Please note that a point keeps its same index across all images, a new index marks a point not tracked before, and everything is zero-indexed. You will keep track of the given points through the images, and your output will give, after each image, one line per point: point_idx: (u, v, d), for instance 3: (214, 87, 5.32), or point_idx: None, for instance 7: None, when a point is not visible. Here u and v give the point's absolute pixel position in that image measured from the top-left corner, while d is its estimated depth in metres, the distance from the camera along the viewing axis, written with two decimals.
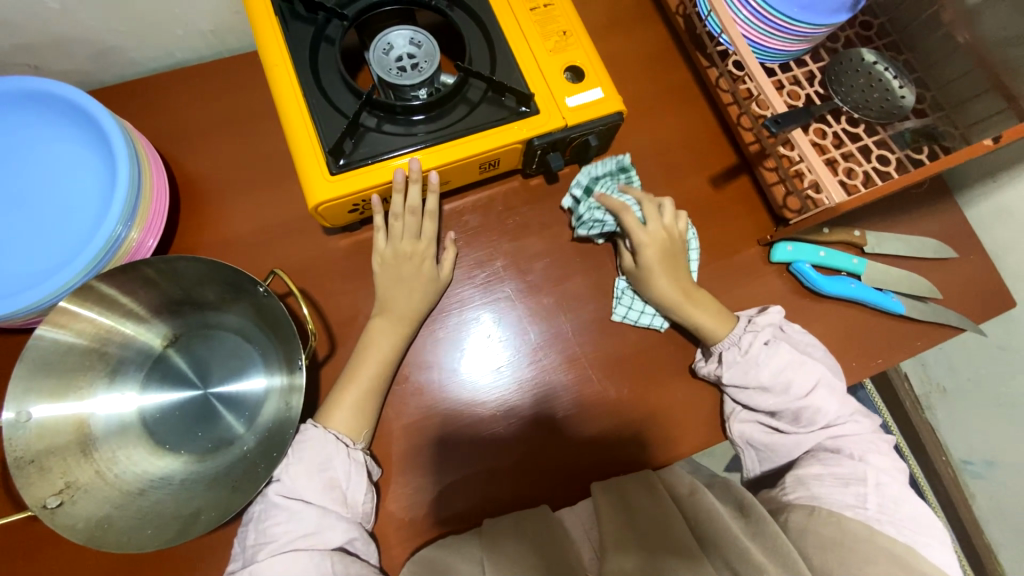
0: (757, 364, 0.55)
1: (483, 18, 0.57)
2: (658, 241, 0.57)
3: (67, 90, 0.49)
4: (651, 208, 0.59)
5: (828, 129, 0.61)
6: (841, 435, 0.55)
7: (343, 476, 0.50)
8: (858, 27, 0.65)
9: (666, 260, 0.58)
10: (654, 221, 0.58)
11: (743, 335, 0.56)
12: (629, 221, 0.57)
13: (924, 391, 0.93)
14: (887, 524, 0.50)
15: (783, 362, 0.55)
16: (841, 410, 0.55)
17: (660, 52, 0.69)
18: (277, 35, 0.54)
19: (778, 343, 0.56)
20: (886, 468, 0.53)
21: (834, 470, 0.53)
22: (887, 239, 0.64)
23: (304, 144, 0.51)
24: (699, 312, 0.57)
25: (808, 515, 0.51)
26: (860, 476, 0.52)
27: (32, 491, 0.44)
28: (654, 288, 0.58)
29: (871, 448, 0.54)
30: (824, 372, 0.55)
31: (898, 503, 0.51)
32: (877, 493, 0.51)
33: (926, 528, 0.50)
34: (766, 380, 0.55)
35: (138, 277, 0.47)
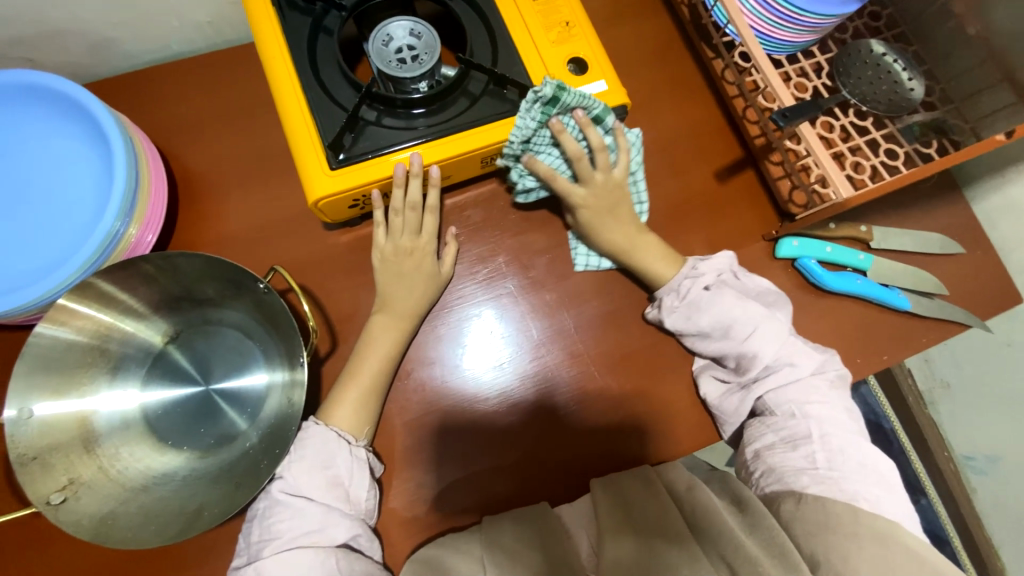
0: (697, 309, 0.56)
1: (484, 8, 0.56)
2: (594, 198, 0.58)
3: (63, 84, 0.48)
4: (584, 166, 0.55)
5: (836, 122, 0.60)
6: (782, 389, 0.54)
7: (346, 474, 0.50)
8: (866, 18, 0.64)
9: (605, 213, 0.58)
10: (590, 178, 0.56)
11: (684, 281, 0.57)
12: (562, 187, 0.57)
13: (927, 386, 0.92)
14: (841, 481, 0.50)
15: (724, 308, 0.55)
16: (780, 353, 0.54)
17: (664, 42, 0.67)
18: (274, 28, 0.53)
19: (720, 290, 0.56)
20: (833, 420, 0.53)
21: (782, 433, 0.53)
22: (894, 234, 0.63)
23: (303, 139, 0.51)
24: (646, 257, 0.59)
25: (797, 503, 0.49)
26: (805, 433, 0.52)
27: (35, 487, 0.44)
28: (602, 239, 0.59)
29: (812, 398, 0.53)
30: (765, 315, 0.55)
31: (850, 456, 0.51)
32: (825, 447, 0.51)
33: (880, 482, 0.50)
34: (706, 326, 0.56)
35: (137, 274, 0.47)
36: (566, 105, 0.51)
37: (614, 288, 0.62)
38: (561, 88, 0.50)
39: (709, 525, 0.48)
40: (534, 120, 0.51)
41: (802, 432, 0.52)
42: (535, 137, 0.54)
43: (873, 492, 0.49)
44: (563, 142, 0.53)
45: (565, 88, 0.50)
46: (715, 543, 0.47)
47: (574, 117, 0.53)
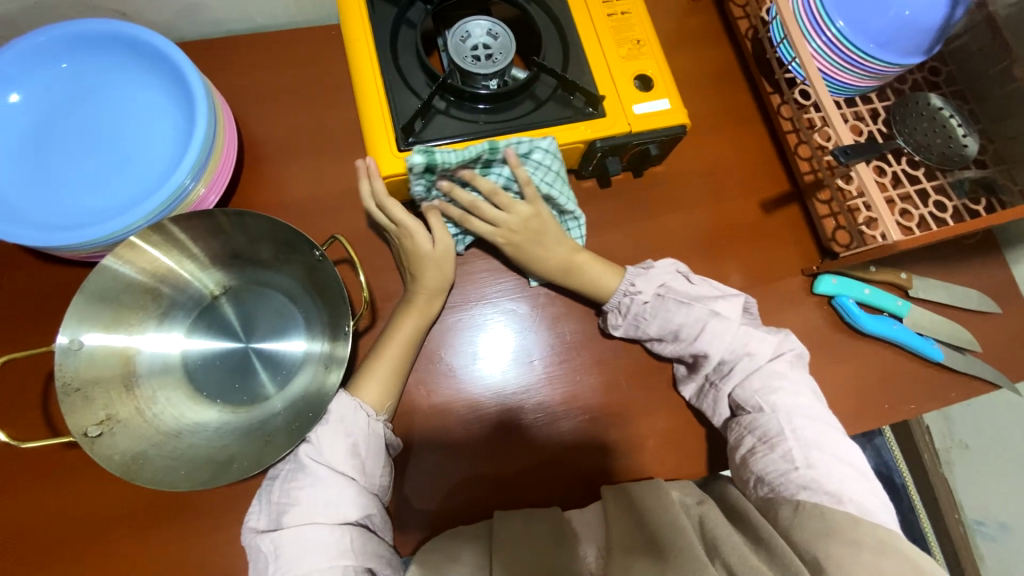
0: (644, 320, 0.57)
1: (561, 18, 0.58)
2: (514, 233, 0.56)
3: (157, 39, 0.51)
4: (488, 207, 0.54)
5: (889, 167, 0.61)
6: (744, 381, 0.54)
7: (371, 452, 0.51)
8: (926, 72, 0.65)
9: (529, 240, 0.57)
10: (505, 223, 0.55)
11: (624, 298, 0.57)
12: (477, 228, 0.56)
13: (944, 445, 0.91)
14: (826, 482, 0.49)
15: (667, 316, 0.56)
16: (732, 346, 0.55)
17: (724, 72, 0.69)
18: (361, 12, 0.55)
19: (662, 298, 0.57)
20: (799, 410, 0.52)
21: (759, 435, 0.52)
22: (933, 286, 0.64)
23: (376, 119, 0.53)
24: (586, 271, 0.58)
25: (794, 511, 0.48)
26: (778, 430, 0.51)
27: (76, 418, 0.46)
28: (535, 266, 0.59)
29: (775, 386, 0.53)
30: (707, 312, 0.55)
31: (824, 449, 0.51)
32: (799, 444, 0.51)
33: (856, 476, 0.50)
34: (655, 332, 0.57)
35: (208, 222, 0.49)
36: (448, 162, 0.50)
37: None
38: (428, 155, 0.48)
39: (713, 536, 0.48)
40: (422, 187, 0.52)
41: (778, 432, 0.51)
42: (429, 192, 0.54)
43: (855, 492, 0.49)
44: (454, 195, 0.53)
45: (434, 151, 0.49)
46: (718, 551, 0.47)
47: (455, 173, 0.52)
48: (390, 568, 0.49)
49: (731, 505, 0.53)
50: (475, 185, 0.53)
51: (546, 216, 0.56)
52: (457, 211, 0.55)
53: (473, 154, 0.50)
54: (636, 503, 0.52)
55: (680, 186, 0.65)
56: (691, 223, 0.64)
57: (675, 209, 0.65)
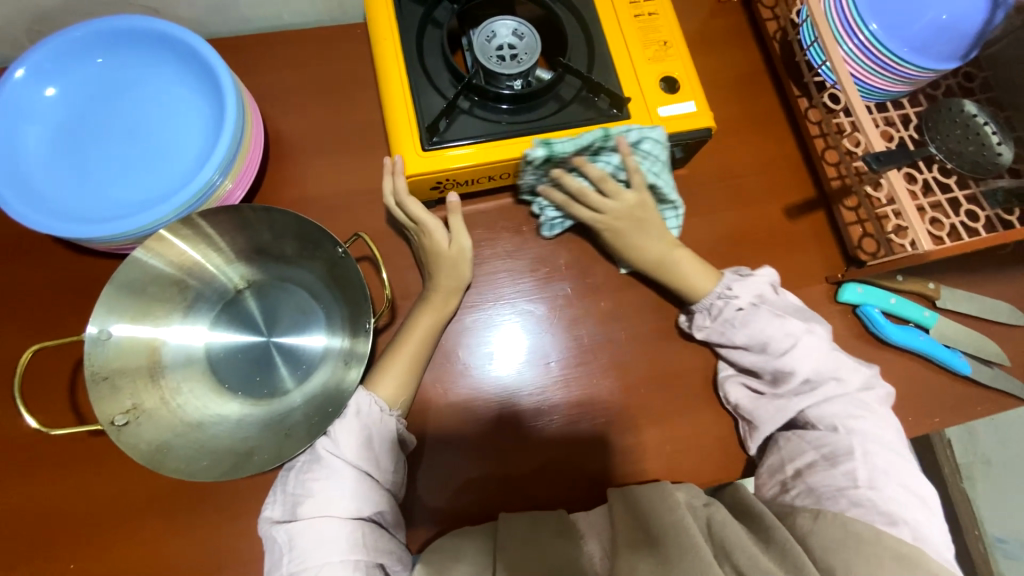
0: (733, 325, 0.56)
1: (587, 18, 0.58)
2: (619, 220, 0.56)
3: (189, 36, 0.51)
4: (596, 195, 0.55)
5: (919, 175, 0.60)
6: (825, 402, 0.53)
7: (384, 448, 0.50)
8: (960, 77, 0.64)
9: (632, 229, 0.57)
10: (604, 208, 0.56)
11: (717, 301, 0.56)
12: (580, 214, 0.58)
13: (965, 460, 0.88)
14: (881, 503, 0.48)
15: (759, 326, 0.55)
16: (820, 367, 0.53)
17: (751, 75, 0.68)
18: (388, 11, 0.56)
19: (757, 307, 0.55)
20: (874, 436, 0.51)
21: (824, 451, 0.51)
22: (962, 297, 0.62)
23: (401, 118, 0.53)
24: (683, 271, 0.57)
25: (814, 519, 0.48)
26: (846, 451, 0.50)
27: (103, 406, 0.47)
28: (627, 254, 0.59)
29: (857, 413, 0.52)
30: (805, 328, 0.54)
31: (892, 476, 0.49)
32: (865, 466, 0.50)
33: (920, 506, 0.48)
34: (742, 341, 0.56)
35: (235, 217, 0.50)
36: (566, 149, 0.53)
37: (670, 308, 0.62)
38: (547, 146, 0.52)
39: (721, 535, 0.48)
40: (532, 172, 0.56)
41: (845, 452, 0.50)
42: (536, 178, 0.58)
43: (912, 516, 0.48)
44: (561, 181, 0.55)
45: (551, 141, 0.52)
46: (726, 551, 0.47)
47: (568, 161, 0.54)
48: (401, 564, 0.49)
49: (739, 503, 0.52)
50: (584, 171, 0.54)
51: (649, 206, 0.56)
52: (561, 196, 0.58)
53: (583, 140, 0.53)
54: (640, 503, 0.51)
55: (702, 190, 0.65)
56: (713, 227, 0.64)
57: (697, 214, 0.64)
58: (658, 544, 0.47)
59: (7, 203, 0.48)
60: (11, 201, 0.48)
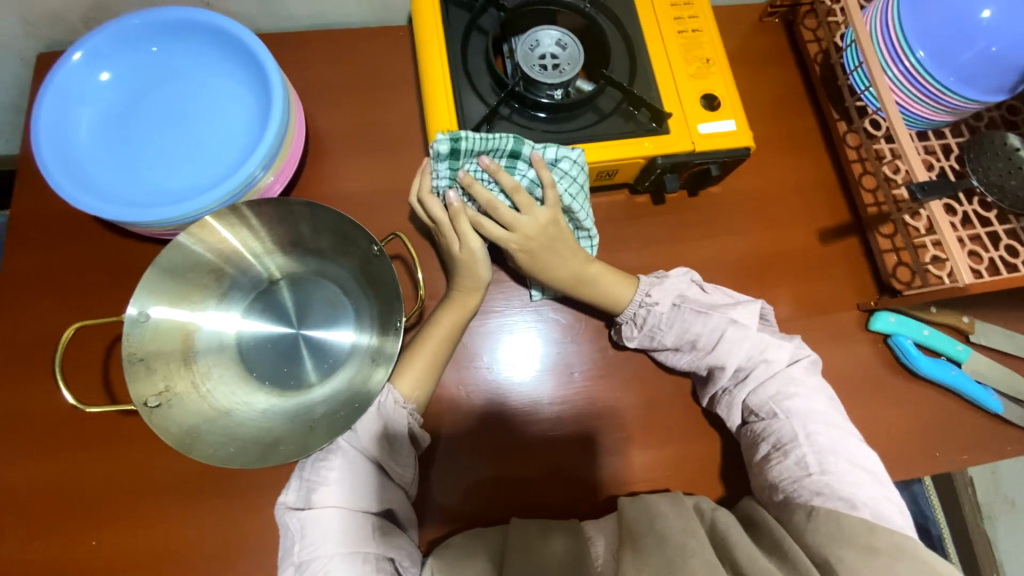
0: (657, 331, 0.56)
1: (631, 33, 0.58)
2: (530, 239, 0.54)
3: (242, 31, 0.53)
4: (507, 208, 0.52)
5: (960, 206, 0.59)
6: (759, 388, 0.53)
7: (402, 445, 0.51)
8: (1004, 110, 0.63)
9: (547, 248, 0.55)
10: (510, 224, 0.53)
11: (640, 310, 0.56)
12: (491, 230, 0.54)
13: (986, 497, 0.87)
14: (840, 486, 0.47)
15: (684, 325, 0.55)
16: (748, 354, 0.54)
17: (790, 96, 0.68)
18: (435, 15, 0.56)
19: (679, 309, 0.55)
20: (814, 415, 0.51)
21: (771, 441, 0.51)
22: (996, 333, 0.61)
23: (442, 120, 0.53)
24: (603, 276, 0.57)
25: (807, 517, 0.46)
26: (791, 437, 0.50)
27: (138, 387, 0.48)
28: (547, 276, 0.57)
29: (790, 393, 0.52)
30: (727, 319, 0.54)
31: (839, 454, 0.49)
32: (813, 449, 0.49)
33: (873, 480, 0.48)
34: (671, 342, 0.56)
35: (278, 209, 0.51)
36: (471, 150, 0.50)
37: None
38: (455, 139, 0.49)
39: (724, 537, 0.48)
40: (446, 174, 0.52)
41: (790, 438, 0.50)
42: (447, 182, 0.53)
43: (868, 494, 0.47)
44: (473, 189, 0.52)
45: (464, 134, 0.49)
46: (728, 553, 0.46)
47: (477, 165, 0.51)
48: (410, 560, 0.48)
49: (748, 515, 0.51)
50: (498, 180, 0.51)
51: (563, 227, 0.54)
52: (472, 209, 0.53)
53: (504, 142, 0.50)
54: (652, 509, 0.51)
55: (735, 208, 0.64)
56: (744, 247, 0.63)
57: (729, 232, 0.64)
58: (664, 543, 0.47)
59: (58, 183, 0.49)
60: (62, 181, 0.50)
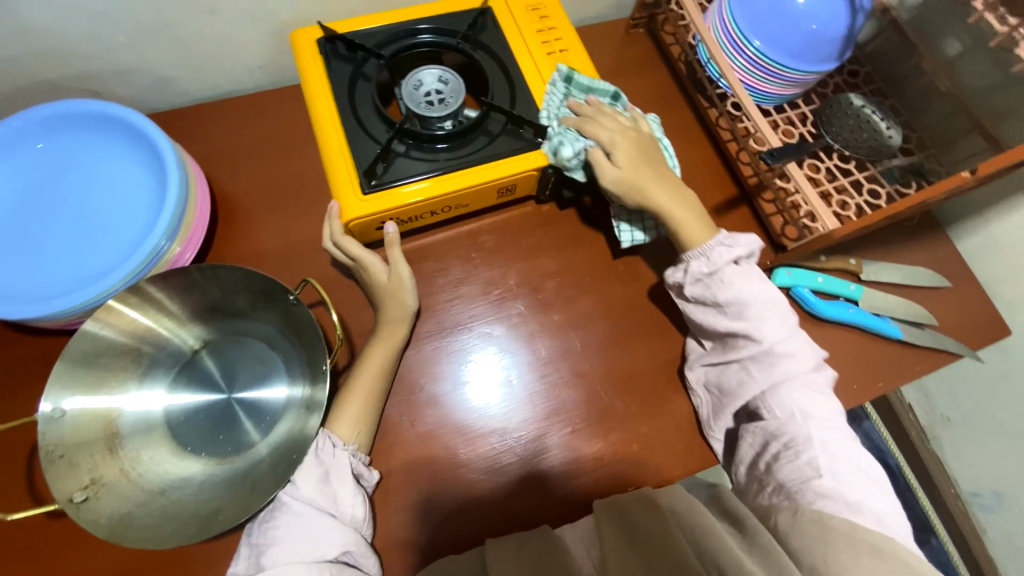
0: (721, 283, 0.55)
1: (504, 59, 0.63)
2: (626, 141, 0.59)
3: (131, 115, 0.54)
4: (608, 118, 0.60)
5: (821, 164, 0.66)
6: (784, 388, 0.54)
7: (341, 484, 0.50)
8: (846, 75, 0.72)
9: (640, 156, 0.58)
10: (610, 138, 0.58)
11: (719, 248, 0.56)
12: (592, 128, 0.58)
13: (928, 421, 0.94)
14: (844, 490, 0.49)
15: (744, 285, 0.55)
16: (790, 348, 0.54)
17: (665, 94, 0.75)
18: (319, 70, 0.59)
19: (747, 270, 0.56)
20: (828, 422, 0.52)
21: (784, 441, 0.52)
22: (883, 268, 0.67)
23: (339, 165, 0.56)
24: (682, 212, 0.58)
25: (793, 517, 0.49)
26: (805, 439, 0.51)
27: (60, 485, 0.46)
28: (637, 186, 0.57)
29: (811, 398, 0.53)
30: (780, 302, 0.55)
31: (850, 464, 0.51)
32: (825, 455, 0.51)
33: (876, 488, 0.50)
34: (726, 299, 0.55)
35: (184, 281, 0.51)
36: (580, 87, 0.62)
37: (619, 312, 0.66)
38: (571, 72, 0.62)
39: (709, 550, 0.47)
40: (559, 94, 0.62)
41: (807, 442, 0.51)
42: (557, 110, 0.61)
43: (870, 502, 0.49)
44: (583, 110, 0.61)
45: (575, 76, 0.61)
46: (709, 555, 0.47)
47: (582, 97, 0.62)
48: None
49: (730, 511, 0.53)
50: (580, 108, 0.61)
51: (660, 151, 0.61)
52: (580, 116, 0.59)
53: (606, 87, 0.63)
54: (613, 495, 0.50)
55: None
56: None
57: None
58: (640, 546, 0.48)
59: None
60: None
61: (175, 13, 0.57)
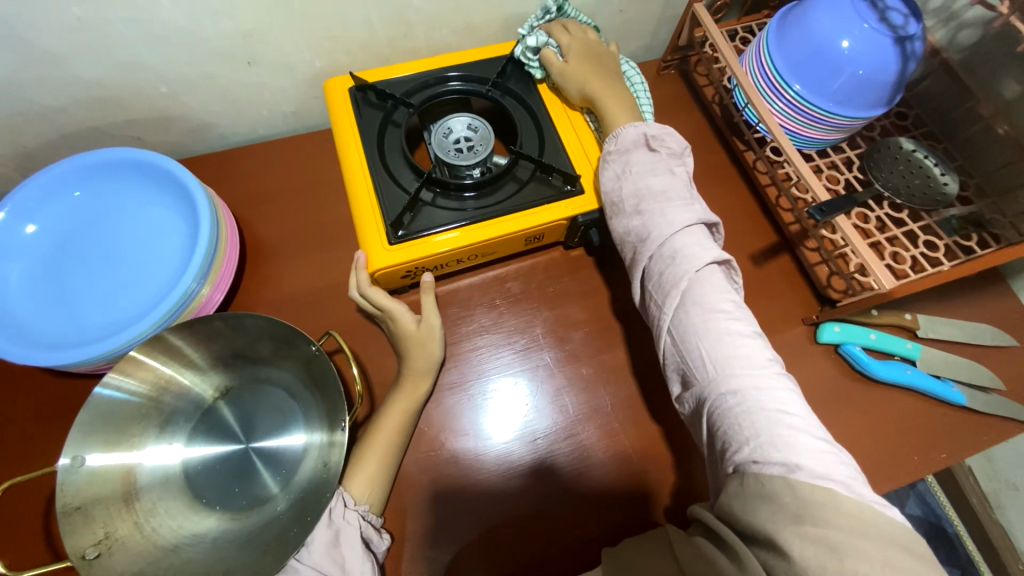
0: (622, 177, 0.52)
1: (532, 104, 0.62)
2: (578, 42, 0.61)
3: (166, 162, 0.55)
4: (577, 27, 0.63)
5: (871, 213, 0.62)
6: (694, 315, 0.46)
7: (348, 550, 0.46)
8: (893, 117, 0.68)
9: (590, 54, 0.61)
10: (569, 41, 0.61)
11: (616, 139, 0.54)
12: (553, 30, 0.62)
13: (992, 487, 0.88)
14: (774, 445, 0.40)
15: (642, 180, 0.51)
16: (694, 250, 0.47)
17: (698, 136, 0.73)
18: (349, 118, 0.60)
19: (648, 165, 0.52)
20: (739, 355, 0.44)
21: (706, 402, 0.45)
22: (942, 324, 0.62)
23: (366, 213, 0.55)
24: (619, 104, 0.58)
25: (740, 487, 0.40)
26: (721, 387, 0.43)
27: (74, 540, 0.45)
28: (580, 76, 0.59)
29: (721, 325, 0.45)
30: (684, 197, 0.50)
31: (773, 406, 0.41)
32: (745, 403, 0.42)
33: (806, 430, 0.41)
34: (627, 194, 0.51)
35: (208, 329, 0.51)
36: (567, 13, 0.64)
37: (651, 366, 0.62)
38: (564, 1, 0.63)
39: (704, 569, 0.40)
40: (543, 14, 0.64)
41: (723, 398, 0.43)
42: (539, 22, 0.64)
43: (805, 450, 0.40)
44: (558, 20, 0.64)
45: (567, 3, 0.64)
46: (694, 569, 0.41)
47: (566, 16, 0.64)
48: None
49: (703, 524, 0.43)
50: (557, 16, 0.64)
51: (616, 64, 0.62)
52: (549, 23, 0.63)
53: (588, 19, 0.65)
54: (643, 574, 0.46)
55: None
56: None
57: None
58: None
59: None
60: None
61: (214, 65, 0.58)
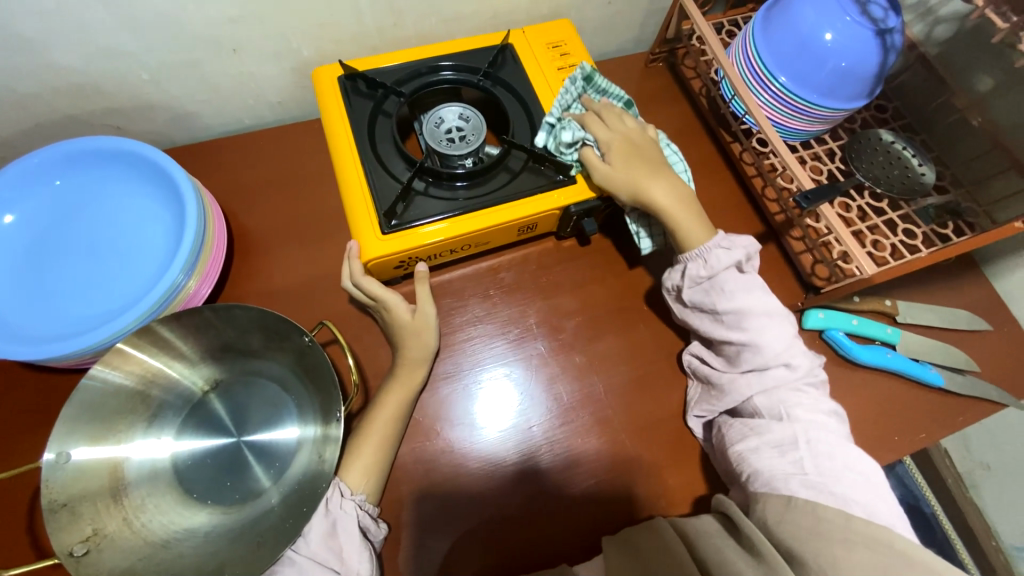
0: (720, 289, 0.53)
1: (523, 93, 0.62)
2: (622, 140, 0.58)
3: (152, 153, 0.54)
4: (612, 117, 0.60)
5: (853, 202, 0.64)
6: (773, 389, 0.51)
7: (345, 540, 0.46)
8: (873, 110, 0.70)
9: (636, 154, 0.58)
10: (610, 138, 0.58)
11: (713, 249, 0.54)
12: (592, 125, 0.59)
13: (966, 468, 0.91)
14: (832, 485, 0.46)
15: (738, 292, 0.53)
16: (779, 349, 0.52)
17: (686, 127, 0.74)
18: (339, 107, 0.59)
19: (745, 276, 0.54)
20: (817, 424, 0.49)
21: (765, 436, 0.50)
22: (919, 309, 0.64)
23: (358, 203, 0.55)
24: (684, 216, 0.57)
25: (785, 506, 0.46)
26: (790, 438, 0.49)
27: (61, 537, 0.44)
28: (634, 180, 0.56)
29: (799, 401, 0.50)
30: (781, 313, 0.53)
31: (838, 459, 0.47)
32: (811, 453, 0.48)
33: (866, 482, 0.47)
34: (722, 308, 0.53)
35: (197, 320, 0.50)
36: (598, 87, 0.63)
37: (643, 354, 0.63)
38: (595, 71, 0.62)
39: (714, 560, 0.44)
40: (575, 91, 0.62)
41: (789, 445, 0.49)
42: (569, 104, 0.61)
43: (859, 494, 0.46)
44: (593, 106, 0.62)
45: (597, 75, 0.62)
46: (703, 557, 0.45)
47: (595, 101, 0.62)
48: None
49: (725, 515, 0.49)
50: (588, 104, 0.62)
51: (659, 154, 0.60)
52: (585, 117, 0.60)
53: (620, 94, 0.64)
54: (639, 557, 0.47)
55: None
56: None
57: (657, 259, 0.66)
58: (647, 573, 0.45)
59: None
60: None
61: (198, 52, 0.57)
